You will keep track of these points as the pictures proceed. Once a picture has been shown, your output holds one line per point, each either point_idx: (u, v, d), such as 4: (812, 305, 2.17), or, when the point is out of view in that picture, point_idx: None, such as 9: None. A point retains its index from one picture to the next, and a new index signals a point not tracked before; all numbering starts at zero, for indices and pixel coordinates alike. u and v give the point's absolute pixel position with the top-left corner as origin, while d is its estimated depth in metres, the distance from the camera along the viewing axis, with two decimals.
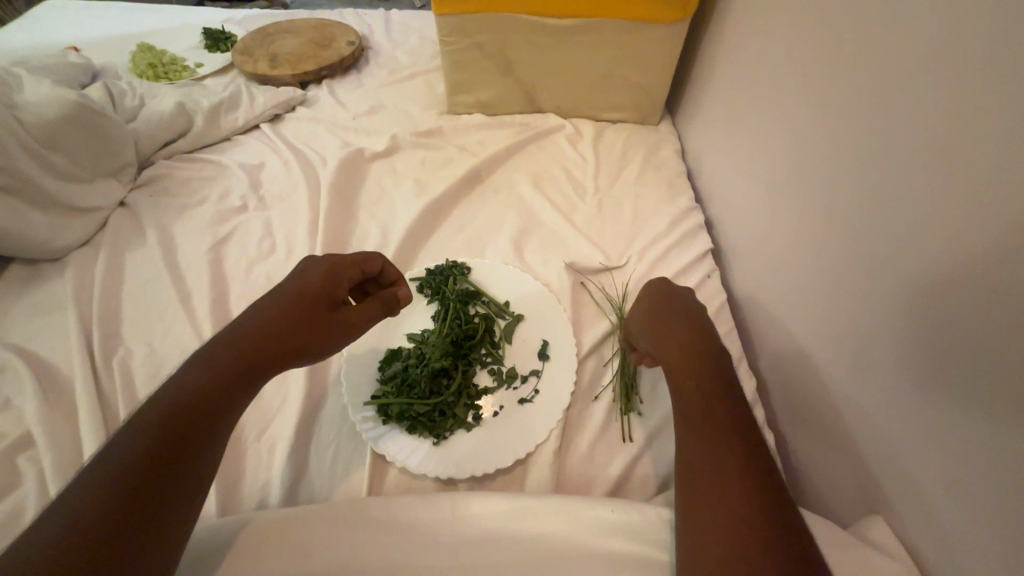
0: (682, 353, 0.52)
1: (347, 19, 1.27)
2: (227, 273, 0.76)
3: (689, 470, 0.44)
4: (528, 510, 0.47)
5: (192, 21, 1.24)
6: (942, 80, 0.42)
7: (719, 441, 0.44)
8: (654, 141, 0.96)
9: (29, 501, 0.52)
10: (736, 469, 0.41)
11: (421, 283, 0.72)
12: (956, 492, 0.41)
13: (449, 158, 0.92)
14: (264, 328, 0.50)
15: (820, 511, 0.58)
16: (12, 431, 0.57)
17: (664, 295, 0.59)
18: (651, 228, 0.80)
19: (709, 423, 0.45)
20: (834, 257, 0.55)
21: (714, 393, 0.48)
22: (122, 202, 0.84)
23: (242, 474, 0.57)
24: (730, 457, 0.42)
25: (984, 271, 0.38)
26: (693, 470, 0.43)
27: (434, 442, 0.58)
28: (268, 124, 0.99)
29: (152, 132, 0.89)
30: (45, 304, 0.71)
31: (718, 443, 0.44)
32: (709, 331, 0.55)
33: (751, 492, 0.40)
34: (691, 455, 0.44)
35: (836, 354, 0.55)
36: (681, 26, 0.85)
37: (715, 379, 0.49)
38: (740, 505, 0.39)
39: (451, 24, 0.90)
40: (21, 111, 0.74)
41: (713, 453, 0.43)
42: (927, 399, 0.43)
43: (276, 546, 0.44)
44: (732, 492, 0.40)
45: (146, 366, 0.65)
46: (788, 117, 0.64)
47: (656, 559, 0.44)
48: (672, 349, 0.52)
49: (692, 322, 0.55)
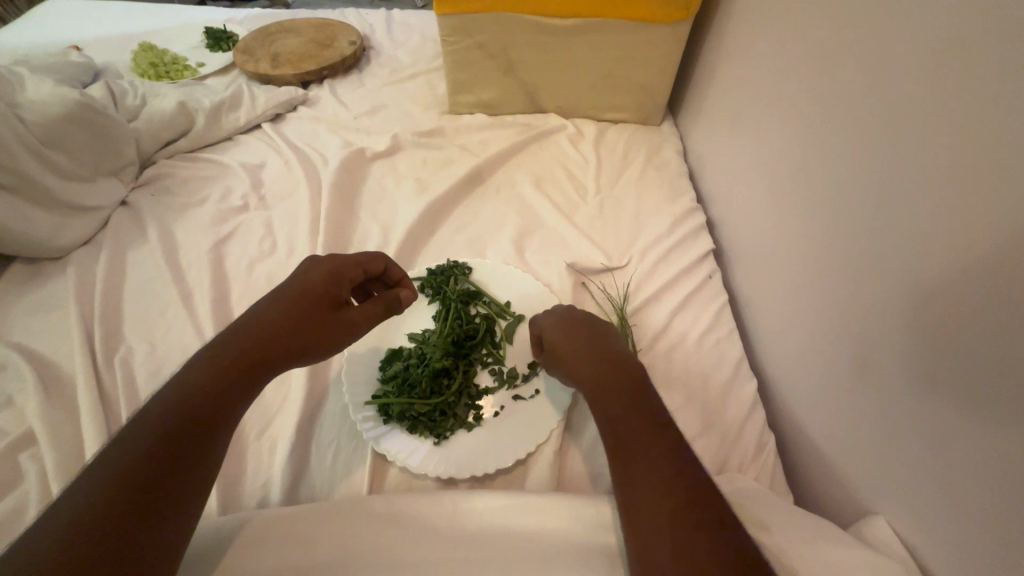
0: (619, 363, 0.52)
1: (349, 19, 1.27)
2: (228, 272, 0.76)
3: (624, 477, 0.44)
4: (526, 507, 0.47)
5: (194, 20, 1.24)
6: (943, 82, 0.42)
7: (650, 445, 0.44)
8: (655, 141, 0.96)
9: (30, 500, 0.52)
10: (677, 471, 0.42)
11: (422, 283, 0.72)
12: (957, 493, 0.41)
13: (451, 158, 0.92)
14: (267, 327, 0.50)
15: (820, 512, 0.58)
16: (14, 429, 0.57)
17: (570, 316, 0.61)
18: (653, 228, 0.80)
19: (634, 429, 0.46)
20: (834, 258, 0.55)
21: (635, 399, 0.49)
22: (124, 201, 0.84)
23: (243, 472, 0.57)
24: (663, 461, 0.43)
25: (984, 273, 0.38)
26: (629, 474, 0.43)
27: (435, 441, 0.58)
28: (269, 124, 0.99)
29: (154, 131, 0.89)
30: (47, 303, 0.71)
31: (649, 447, 0.44)
32: (620, 345, 0.57)
33: (687, 492, 0.41)
34: (644, 454, 0.44)
35: (837, 355, 0.55)
36: (683, 27, 0.85)
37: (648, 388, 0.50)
38: (676, 506, 0.40)
39: (453, 23, 0.90)
40: (23, 110, 0.74)
41: (648, 458, 0.43)
42: (928, 400, 0.43)
43: (275, 545, 0.44)
44: (669, 493, 0.41)
45: (147, 365, 0.65)
46: (790, 118, 0.64)
47: None
48: (610, 360, 0.53)
49: (602, 338, 0.57)
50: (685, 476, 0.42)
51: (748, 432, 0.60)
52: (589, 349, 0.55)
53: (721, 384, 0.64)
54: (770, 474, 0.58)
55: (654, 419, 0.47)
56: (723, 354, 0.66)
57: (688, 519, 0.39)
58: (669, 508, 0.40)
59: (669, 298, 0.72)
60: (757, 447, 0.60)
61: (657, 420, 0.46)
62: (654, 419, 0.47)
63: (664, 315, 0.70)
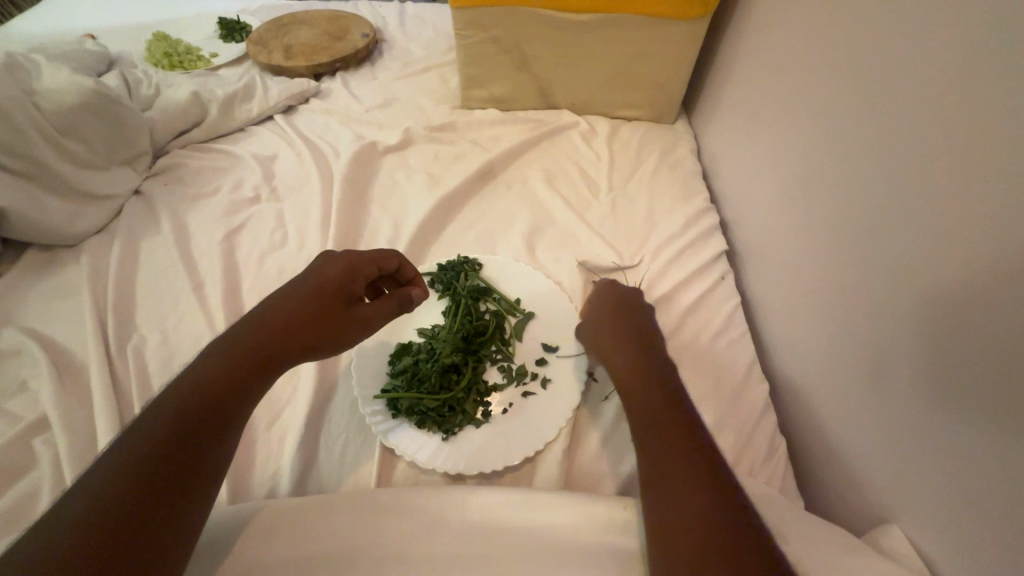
0: (648, 366, 0.54)
1: (363, 11, 1.27)
2: (240, 263, 0.76)
3: (648, 474, 0.44)
4: (536, 504, 0.47)
5: (209, 12, 1.25)
6: (958, 88, 0.41)
7: (665, 445, 0.44)
8: (668, 140, 0.95)
9: (43, 485, 0.52)
10: (694, 468, 0.42)
11: (432, 279, 0.72)
12: (971, 503, 0.40)
13: (463, 153, 0.92)
14: (283, 322, 0.50)
15: (831, 518, 0.57)
16: (28, 414, 0.57)
17: (614, 307, 0.63)
18: (666, 228, 0.79)
19: (660, 426, 0.46)
20: (848, 261, 0.54)
21: (652, 400, 0.49)
22: (138, 190, 0.85)
23: (253, 463, 0.57)
24: (677, 460, 0.43)
25: (995, 282, 0.38)
26: (655, 470, 0.43)
27: (444, 437, 0.58)
28: (282, 115, 0.99)
29: (168, 121, 0.90)
30: (62, 290, 0.71)
31: (664, 447, 0.44)
32: (652, 338, 0.59)
33: (706, 490, 0.40)
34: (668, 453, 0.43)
35: (850, 361, 0.54)
36: (698, 25, 0.84)
37: (664, 390, 0.50)
38: (693, 505, 0.39)
39: (467, 17, 0.89)
40: (39, 96, 0.75)
41: (671, 454, 0.43)
42: (941, 408, 0.43)
43: (286, 536, 0.44)
44: (691, 491, 0.40)
45: (159, 354, 0.65)
46: (804, 120, 0.63)
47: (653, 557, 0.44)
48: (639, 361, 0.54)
49: (639, 334, 0.59)
50: (704, 474, 0.41)
51: (759, 436, 0.60)
52: (635, 345, 0.57)
53: (732, 387, 0.63)
54: (780, 478, 0.58)
55: (675, 420, 0.46)
56: (734, 357, 0.66)
57: (703, 521, 0.38)
58: (684, 509, 0.40)
59: (680, 298, 0.72)
60: (767, 451, 0.59)
61: (677, 420, 0.46)
62: (675, 416, 0.47)
63: (674, 316, 0.70)
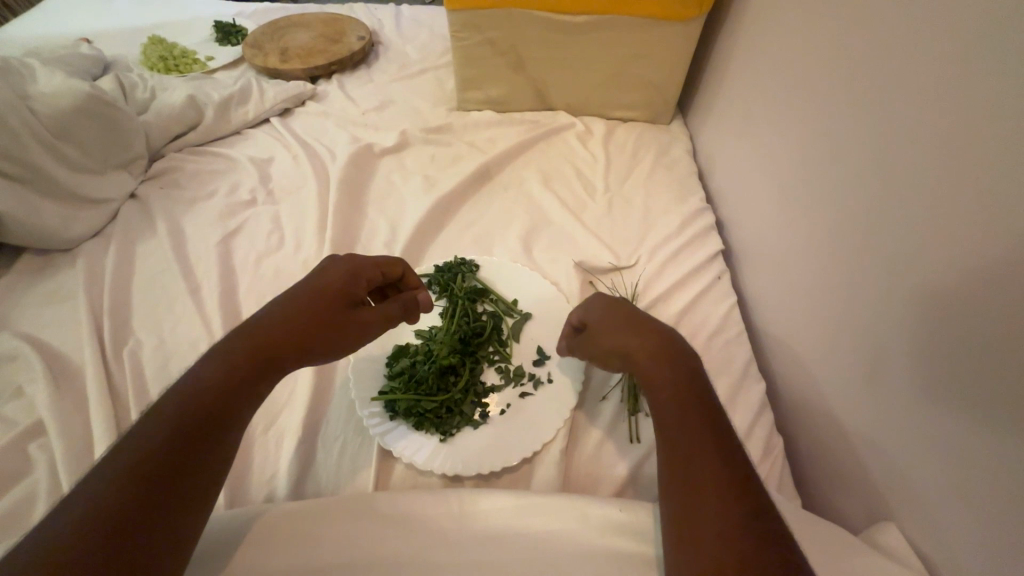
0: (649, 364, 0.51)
1: (358, 13, 1.27)
2: (236, 265, 0.76)
3: (671, 478, 0.42)
4: (536, 506, 0.47)
5: (204, 15, 1.24)
6: (951, 87, 0.42)
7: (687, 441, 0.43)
8: (664, 140, 0.96)
9: (39, 491, 0.52)
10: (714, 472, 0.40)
11: (429, 279, 0.72)
12: (967, 501, 0.40)
13: (459, 155, 0.92)
14: (289, 331, 0.49)
15: (827, 515, 0.57)
16: (24, 420, 0.57)
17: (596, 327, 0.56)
18: (662, 228, 0.80)
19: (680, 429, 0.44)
20: (845, 259, 0.54)
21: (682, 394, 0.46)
22: (133, 194, 0.84)
23: (250, 467, 0.57)
24: (700, 449, 0.42)
25: (991, 279, 0.38)
26: (675, 473, 0.42)
27: (441, 439, 0.58)
28: (278, 118, 0.99)
29: (163, 125, 0.90)
30: (57, 295, 0.71)
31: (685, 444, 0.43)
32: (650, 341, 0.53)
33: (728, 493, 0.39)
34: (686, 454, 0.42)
35: (849, 359, 0.54)
36: (692, 26, 0.84)
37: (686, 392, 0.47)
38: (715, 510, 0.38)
39: (463, 19, 0.89)
40: (33, 100, 0.75)
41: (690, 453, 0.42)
42: (938, 405, 0.43)
43: (285, 541, 0.44)
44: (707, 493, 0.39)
45: (156, 358, 0.65)
46: (799, 119, 0.63)
47: (649, 557, 0.44)
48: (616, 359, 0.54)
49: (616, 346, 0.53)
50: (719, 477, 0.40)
51: (756, 434, 0.60)
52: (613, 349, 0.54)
53: (729, 385, 0.63)
54: (777, 477, 0.58)
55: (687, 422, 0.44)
56: (731, 356, 0.66)
57: (713, 514, 0.38)
58: (703, 499, 0.39)
59: (676, 298, 0.72)
60: (764, 449, 0.59)
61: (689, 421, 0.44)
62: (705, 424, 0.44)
63: (671, 316, 0.70)
